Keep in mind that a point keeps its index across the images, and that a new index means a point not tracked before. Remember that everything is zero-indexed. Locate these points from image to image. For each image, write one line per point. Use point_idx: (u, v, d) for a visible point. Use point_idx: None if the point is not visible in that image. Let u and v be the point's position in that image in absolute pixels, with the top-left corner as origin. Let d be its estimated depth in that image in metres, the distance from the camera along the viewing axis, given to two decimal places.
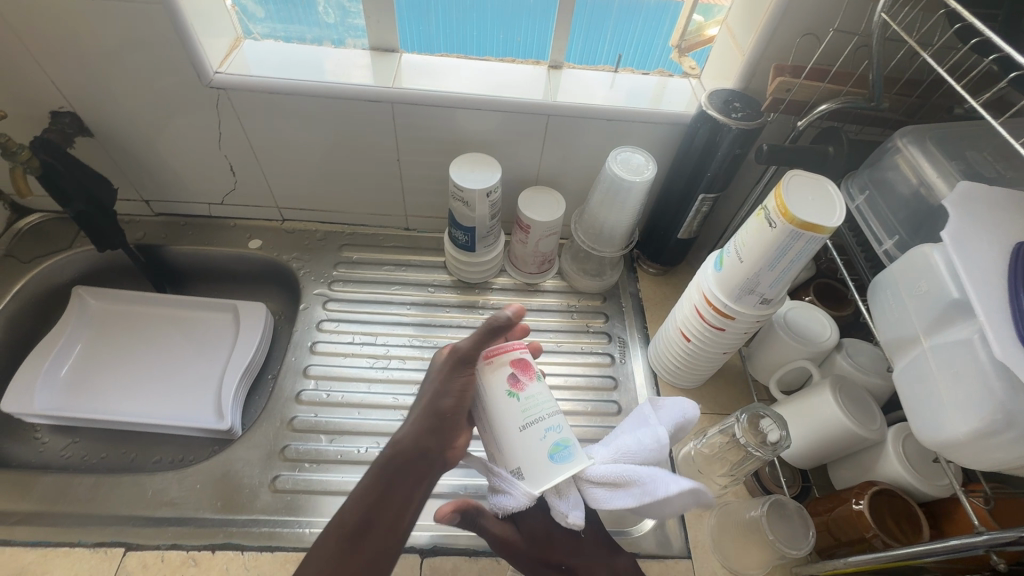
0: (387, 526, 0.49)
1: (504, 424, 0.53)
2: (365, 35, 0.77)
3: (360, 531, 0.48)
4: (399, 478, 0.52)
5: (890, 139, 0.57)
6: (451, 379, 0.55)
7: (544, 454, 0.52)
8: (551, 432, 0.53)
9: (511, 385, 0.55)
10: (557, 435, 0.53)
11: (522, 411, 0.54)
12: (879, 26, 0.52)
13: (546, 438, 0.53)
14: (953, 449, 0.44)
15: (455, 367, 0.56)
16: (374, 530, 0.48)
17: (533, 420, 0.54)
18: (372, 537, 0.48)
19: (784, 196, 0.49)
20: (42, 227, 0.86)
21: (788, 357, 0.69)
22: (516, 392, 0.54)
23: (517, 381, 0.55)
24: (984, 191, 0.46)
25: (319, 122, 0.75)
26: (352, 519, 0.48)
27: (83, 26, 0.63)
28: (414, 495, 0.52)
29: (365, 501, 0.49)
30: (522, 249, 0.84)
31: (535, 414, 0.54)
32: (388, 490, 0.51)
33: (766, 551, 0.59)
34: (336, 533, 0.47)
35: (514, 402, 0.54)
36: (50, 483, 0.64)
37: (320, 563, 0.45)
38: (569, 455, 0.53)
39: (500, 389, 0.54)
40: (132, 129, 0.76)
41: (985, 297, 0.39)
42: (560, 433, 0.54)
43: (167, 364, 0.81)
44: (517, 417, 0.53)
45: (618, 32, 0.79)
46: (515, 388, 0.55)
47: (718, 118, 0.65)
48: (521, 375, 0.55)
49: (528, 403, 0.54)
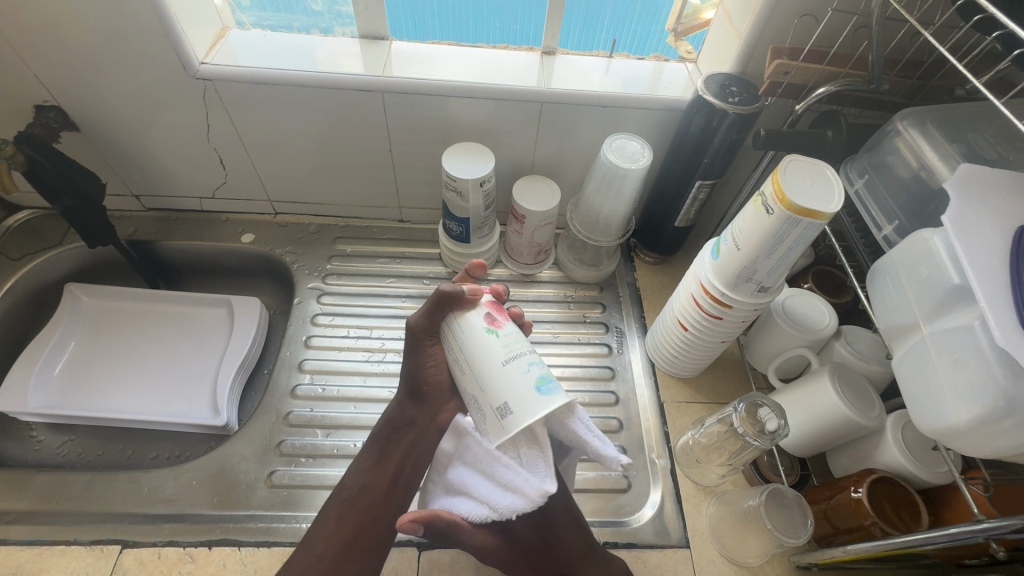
0: (385, 483, 0.59)
1: (482, 361, 0.49)
2: (355, 23, 0.75)
3: (364, 494, 0.57)
4: (390, 447, 0.61)
5: (890, 121, 0.56)
6: (417, 355, 0.58)
7: (530, 386, 0.47)
8: (534, 365, 0.49)
9: (488, 322, 0.52)
10: (540, 369, 0.49)
11: (502, 346, 0.50)
12: (878, 6, 0.51)
13: (530, 370, 0.48)
14: (953, 437, 0.43)
15: (415, 343, 0.58)
16: (373, 491, 0.58)
17: (517, 353, 0.49)
18: (376, 496, 0.57)
19: (781, 181, 0.48)
20: (32, 224, 0.85)
21: (787, 345, 0.68)
22: (493, 329, 0.51)
23: (494, 319, 0.52)
24: (986, 173, 0.45)
25: (309, 113, 0.73)
26: (352, 484, 0.58)
27: (62, 17, 0.61)
28: (406, 458, 0.60)
29: (364, 469, 0.59)
30: (518, 239, 0.83)
31: (515, 347, 0.50)
32: (383, 456, 0.60)
33: (764, 540, 0.58)
34: (340, 496, 0.57)
35: (492, 338, 0.50)
36: (44, 482, 0.64)
37: (329, 521, 0.55)
38: (552, 388, 0.48)
39: (477, 327, 0.51)
40: (119, 124, 0.75)
41: (988, 285, 0.39)
42: (542, 368, 0.49)
43: (162, 359, 0.81)
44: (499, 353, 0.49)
45: (613, 18, 0.77)
46: (492, 324, 0.51)
47: (713, 103, 0.64)
48: (495, 313, 0.53)
49: (507, 338, 0.50)
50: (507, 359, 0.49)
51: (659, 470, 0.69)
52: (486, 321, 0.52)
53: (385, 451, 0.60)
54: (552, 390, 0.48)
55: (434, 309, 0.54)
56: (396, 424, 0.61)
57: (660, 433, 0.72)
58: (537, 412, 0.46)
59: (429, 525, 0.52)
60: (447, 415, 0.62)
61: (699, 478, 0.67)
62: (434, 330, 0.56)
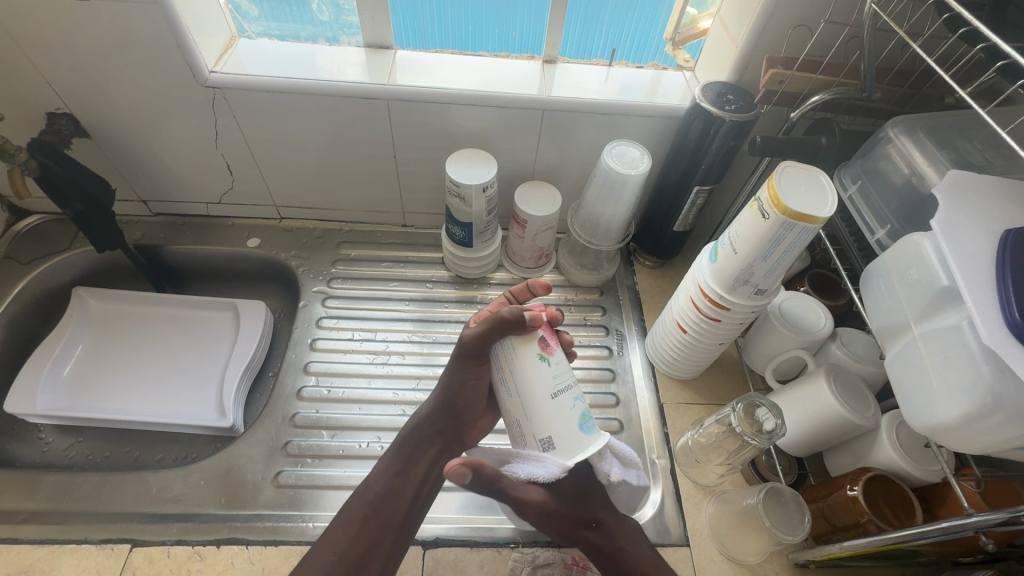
0: (410, 490, 0.59)
1: (534, 392, 0.51)
2: (360, 32, 0.77)
3: (387, 497, 0.58)
4: (418, 455, 0.62)
5: (882, 129, 0.58)
6: (462, 370, 0.60)
7: (574, 424, 0.51)
8: (578, 402, 0.53)
9: (541, 347, 0.53)
10: (583, 405, 0.53)
11: (552, 377, 0.52)
12: (869, 17, 0.53)
13: (574, 407, 0.52)
14: (943, 434, 0.45)
15: (462, 360, 0.59)
16: (397, 496, 0.58)
17: (564, 386, 0.52)
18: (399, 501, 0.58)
19: (776, 187, 0.50)
20: (40, 229, 0.86)
21: (784, 347, 0.70)
22: (546, 356, 0.53)
23: (547, 344, 0.53)
24: (973, 178, 0.46)
25: (315, 119, 0.75)
26: (377, 487, 0.59)
27: (77, 28, 0.63)
28: (433, 466, 0.62)
29: (389, 473, 0.60)
30: (519, 244, 0.85)
31: (562, 380, 0.52)
32: (410, 464, 0.61)
33: (763, 538, 0.59)
34: (363, 496, 0.58)
35: (545, 367, 0.52)
36: (54, 483, 0.65)
37: (352, 521, 0.56)
38: (591, 427, 0.53)
39: (532, 354, 0.52)
40: (129, 131, 0.76)
41: (975, 286, 0.40)
42: (584, 403, 0.53)
43: (169, 362, 0.82)
44: (548, 385, 0.52)
45: (612, 27, 0.79)
46: (545, 351, 0.53)
47: (711, 111, 0.66)
48: (550, 338, 0.54)
49: (557, 369, 0.53)
50: (555, 394, 0.51)
51: (660, 470, 0.70)
52: (540, 346, 0.53)
53: (412, 458, 0.61)
54: (590, 429, 0.53)
55: (489, 331, 0.54)
56: (426, 433, 0.63)
57: (660, 433, 0.73)
58: (581, 449, 0.51)
59: (477, 473, 0.51)
60: (471, 430, 0.66)
61: (699, 477, 0.68)
62: (485, 352, 0.56)
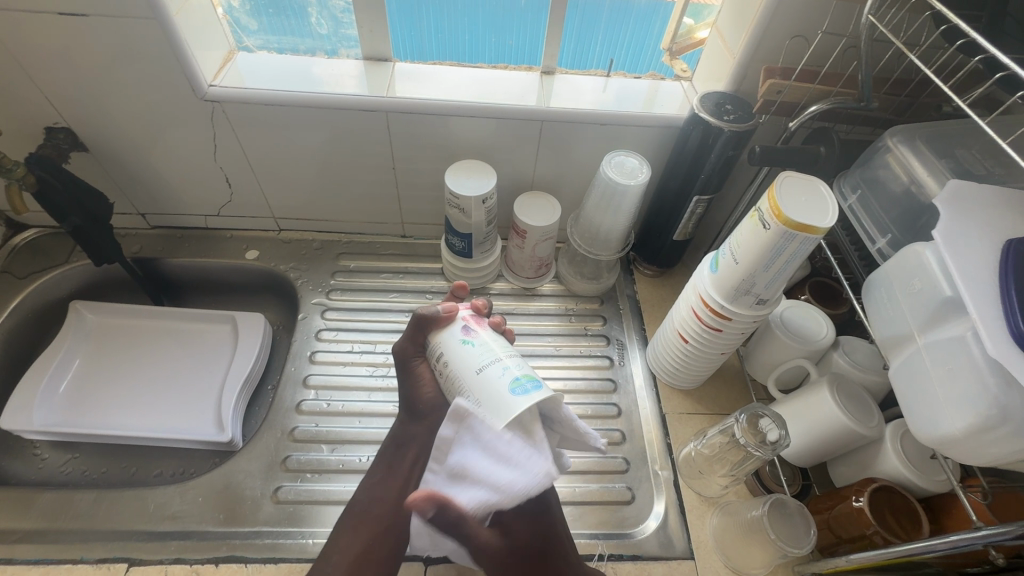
0: (394, 494, 0.59)
1: (461, 370, 0.52)
2: (359, 45, 0.77)
3: (372, 506, 0.58)
4: (398, 461, 0.62)
5: (881, 138, 0.58)
6: (409, 377, 0.61)
7: (503, 389, 0.48)
8: (510, 368, 0.50)
9: (464, 334, 0.55)
10: (518, 371, 0.49)
11: (474, 357, 0.52)
12: (867, 27, 0.53)
13: (505, 373, 0.49)
14: (950, 445, 0.44)
15: (405, 364, 0.61)
16: (383, 502, 0.59)
17: (488, 361, 0.51)
18: (383, 508, 0.58)
19: (777, 197, 0.50)
20: (37, 243, 0.86)
21: (786, 356, 0.69)
22: (470, 339, 0.54)
23: (470, 330, 0.55)
24: (973, 189, 0.46)
25: (314, 132, 0.75)
26: (363, 498, 0.60)
27: (75, 42, 0.63)
28: (413, 467, 0.61)
29: (374, 483, 0.61)
30: (519, 254, 0.85)
31: (484, 357, 0.51)
32: (391, 470, 0.62)
33: (768, 550, 0.59)
34: (352, 511, 0.59)
35: (469, 347, 0.53)
36: (50, 500, 0.64)
37: (344, 532, 0.57)
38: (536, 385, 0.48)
39: (455, 340, 0.55)
40: (128, 144, 0.76)
41: (978, 296, 0.40)
42: (520, 369, 0.50)
43: (167, 376, 0.81)
44: (471, 361, 0.52)
45: (608, 37, 0.79)
46: (465, 335, 0.55)
47: (710, 121, 0.66)
48: (471, 324, 0.56)
49: (480, 346, 0.53)
50: (479, 368, 0.51)
51: (663, 481, 0.70)
52: (461, 333, 0.55)
53: (393, 465, 0.63)
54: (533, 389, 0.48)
55: (415, 332, 0.59)
56: (401, 441, 0.64)
57: (663, 444, 0.73)
58: (511, 413, 0.46)
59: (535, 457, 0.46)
60: (446, 428, 0.63)
61: (702, 489, 0.68)
62: (420, 351, 0.59)
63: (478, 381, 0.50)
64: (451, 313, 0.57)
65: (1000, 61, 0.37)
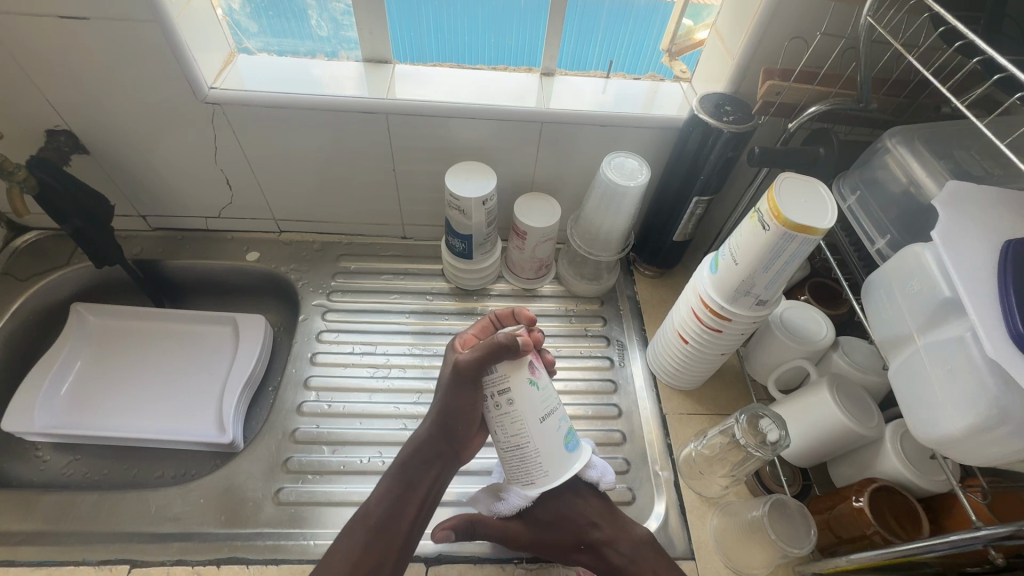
0: (412, 510, 0.59)
1: (527, 415, 0.55)
2: (359, 47, 0.78)
3: (389, 520, 0.57)
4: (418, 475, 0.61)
5: (880, 140, 0.58)
6: (456, 395, 0.58)
7: (561, 444, 0.57)
8: (564, 423, 0.58)
9: (532, 373, 0.56)
10: (567, 425, 0.58)
11: (541, 403, 0.56)
12: (865, 29, 0.53)
13: (562, 429, 0.57)
14: (949, 445, 0.44)
15: (457, 385, 0.57)
16: (400, 517, 0.58)
17: (551, 411, 0.57)
18: (399, 524, 0.58)
19: (776, 199, 0.50)
20: (38, 245, 0.86)
21: (786, 356, 0.70)
22: (536, 381, 0.56)
23: (537, 369, 0.56)
24: (972, 189, 0.46)
25: (315, 134, 0.75)
26: (378, 509, 0.58)
27: (76, 45, 0.63)
28: (432, 485, 0.61)
29: (390, 495, 0.59)
30: (519, 255, 0.85)
31: (550, 408, 0.57)
32: (410, 484, 0.60)
33: (768, 550, 0.59)
34: (365, 520, 0.57)
35: (535, 391, 0.55)
36: (52, 502, 0.65)
37: (355, 544, 0.56)
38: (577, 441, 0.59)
39: (524, 378, 0.55)
40: (129, 147, 0.76)
41: (977, 297, 0.40)
42: (568, 423, 0.59)
43: (168, 378, 0.82)
44: (539, 408, 0.56)
45: (607, 39, 0.79)
46: (534, 375, 0.56)
47: (709, 122, 0.66)
48: (538, 364, 0.57)
49: (544, 393, 0.56)
50: (544, 418, 0.56)
51: (663, 481, 0.70)
52: (530, 371, 0.55)
53: (412, 479, 0.61)
54: (573, 446, 0.59)
55: (488, 361, 0.54)
56: (424, 455, 0.62)
57: (663, 444, 0.73)
58: (564, 469, 0.57)
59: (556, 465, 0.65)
60: (467, 449, 0.65)
61: (702, 489, 0.68)
62: (480, 377, 0.55)
63: (541, 431, 0.56)
64: (529, 348, 0.55)
65: (998, 62, 0.37)
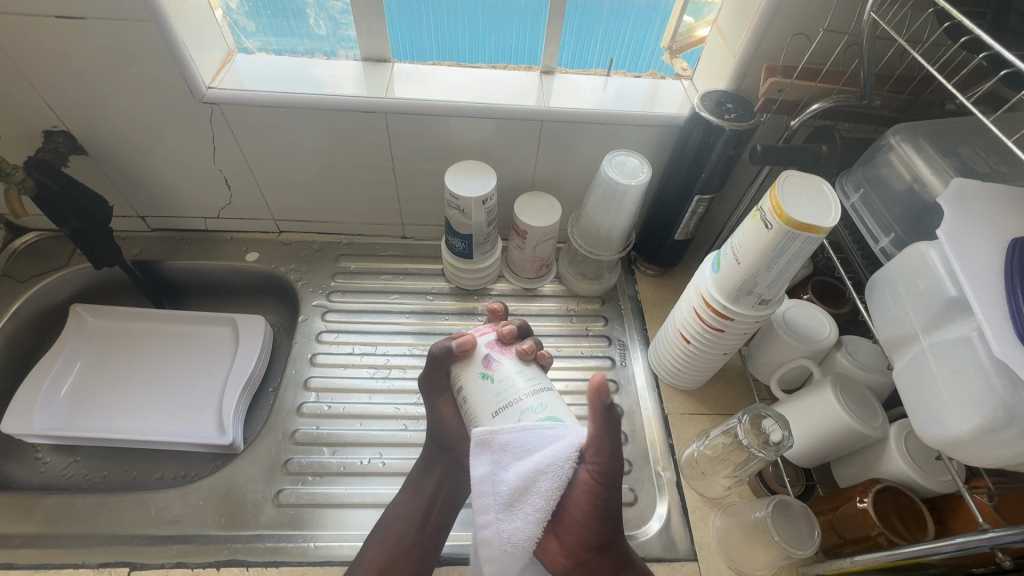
0: (421, 515, 0.62)
1: (479, 409, 0.50)
2: (357, 46, 0.77)
3: (400, 525, 0.61)
4: (424, 481, 0.64)
5: (884, 137, 0.57)
6: (433, 403, 0.64)
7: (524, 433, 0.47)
8: (529, 412, 0.48)
9: (484, 366, 0.52)
10: (541, 413, 0.48)
11: (494, 395, 0.50)
12: (869, 25, 0.52)
13: (522, 417, 0.48)
14: (955, 447, 0.44)
15: (428, 393, 0.64)
16: (411, 522, 0.61)
17: (508, 401, 0.49)
18: (409, 529, 0.60)
19: (779, 197, 0.49)
20: (37, 246, 0.86)
21: (789, 356, 0.69)
22: (489, 373, 0.52)
23: (492, 362, 0.52)
24: (977, 187, 0.46)
25: (313, 134, 0.75)
26: (390, 515, 0.62)
27: (72, 45, 0.63)
28: (438, 489, 0.64)
29: (400, 502, 0.63)
30: (519, 254, 0.84)
31: (504, 398, 0.49)
32: (416, 490, 0.64)
33: (771, 552, 0.58)
34: (379, 527, 0.61)
35: (487, 384, 0.51)
36: (51, 504, 0.64)
37: (370, 550, 0.59)
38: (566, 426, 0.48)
39: (475, 374, 0.52)
40: (126, 147, 0.76)
41: (984, 297, 0.39)
42: (540, 412, 0.48)
43: (168, 379, 0.81)
44: (491, 401, 0.50)
45: (608, 36, 0.79)
46: (487, 368, 0.52)
47: (710, 120, 0.66)
48: (494, 355, 0.53)
49: (499, 385, 0.50)
50: (496, 410, 0.49)
51: (665, 482, 0.69)
52: (482, 365, 0.52)
53: (419, 485, 0.64)
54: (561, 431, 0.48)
55: (434, 366, 0.59)
56: (426, 462, 0.65)
57: (665, 445, 0.73)
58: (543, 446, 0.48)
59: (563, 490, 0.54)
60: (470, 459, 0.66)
61: (705, 490, 0.67)
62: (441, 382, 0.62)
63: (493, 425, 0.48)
64: (468, 347, 0.54)
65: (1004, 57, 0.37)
